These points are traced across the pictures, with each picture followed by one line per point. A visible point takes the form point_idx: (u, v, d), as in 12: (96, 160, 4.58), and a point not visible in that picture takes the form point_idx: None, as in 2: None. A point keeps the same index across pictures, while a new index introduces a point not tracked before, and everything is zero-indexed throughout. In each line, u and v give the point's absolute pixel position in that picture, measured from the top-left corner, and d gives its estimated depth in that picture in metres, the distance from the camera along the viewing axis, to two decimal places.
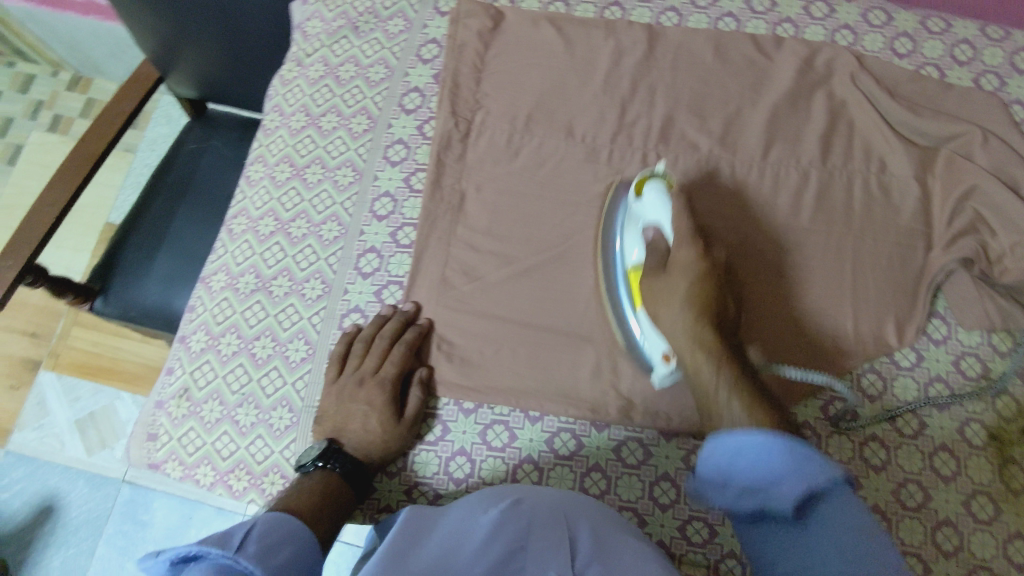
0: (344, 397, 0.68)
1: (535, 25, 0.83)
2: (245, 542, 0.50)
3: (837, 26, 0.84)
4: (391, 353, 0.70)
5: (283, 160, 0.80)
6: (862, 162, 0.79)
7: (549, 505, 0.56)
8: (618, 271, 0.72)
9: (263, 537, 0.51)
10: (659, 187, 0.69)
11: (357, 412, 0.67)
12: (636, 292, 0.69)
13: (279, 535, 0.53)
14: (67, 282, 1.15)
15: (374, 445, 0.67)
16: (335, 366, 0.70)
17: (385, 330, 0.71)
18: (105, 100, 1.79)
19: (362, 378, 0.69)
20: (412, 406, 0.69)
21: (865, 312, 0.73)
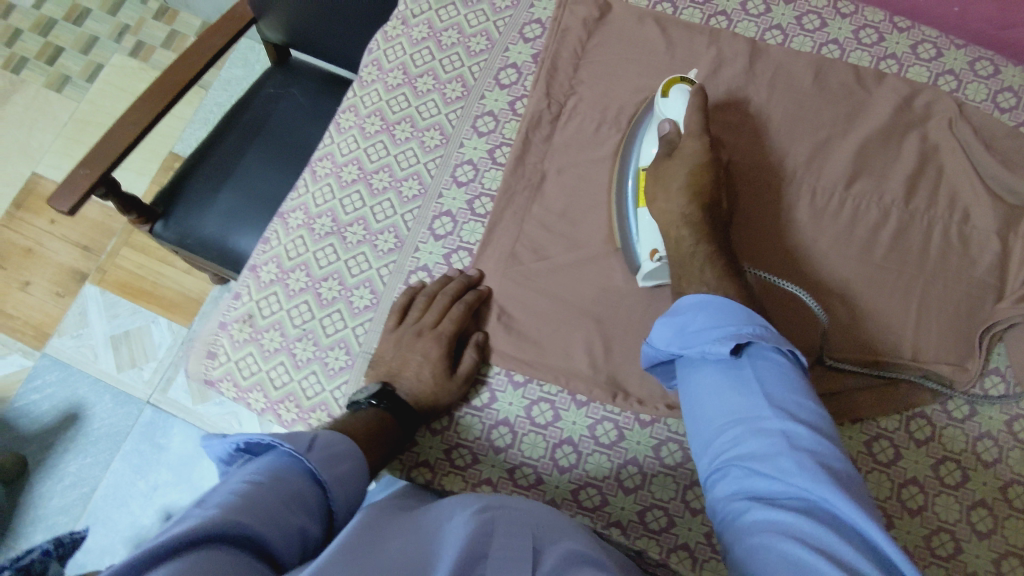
0: (402, 345, 0.70)
1: (641, 22, 0.83)
2: (311, 446, 0.56)
3: (942, 71, 0.83)
4: (451, 311, 0.71)
5: (375, 113, 0.81)
6: (945, 210, 0.78)
7: (521, 521, 0.50)
8: (631, 169, 0.75)
9: (329, 447, 0.57)
10: (684, 91, 0.71)
11: (413, 361, 0.69)
12: (642, 189, 0.72)
13: (344, 449, 0.59)
14: (134, 200, 1.19)
15: (426, 395, 0.69)
16: (395, 316, 0.72)
17: (448, 288, 0.72)
18: (188, 34, 1.82)
19: (421, 330, 0.70)
20: (465, 367, 0.71)
21: (925, 355, 0.74)
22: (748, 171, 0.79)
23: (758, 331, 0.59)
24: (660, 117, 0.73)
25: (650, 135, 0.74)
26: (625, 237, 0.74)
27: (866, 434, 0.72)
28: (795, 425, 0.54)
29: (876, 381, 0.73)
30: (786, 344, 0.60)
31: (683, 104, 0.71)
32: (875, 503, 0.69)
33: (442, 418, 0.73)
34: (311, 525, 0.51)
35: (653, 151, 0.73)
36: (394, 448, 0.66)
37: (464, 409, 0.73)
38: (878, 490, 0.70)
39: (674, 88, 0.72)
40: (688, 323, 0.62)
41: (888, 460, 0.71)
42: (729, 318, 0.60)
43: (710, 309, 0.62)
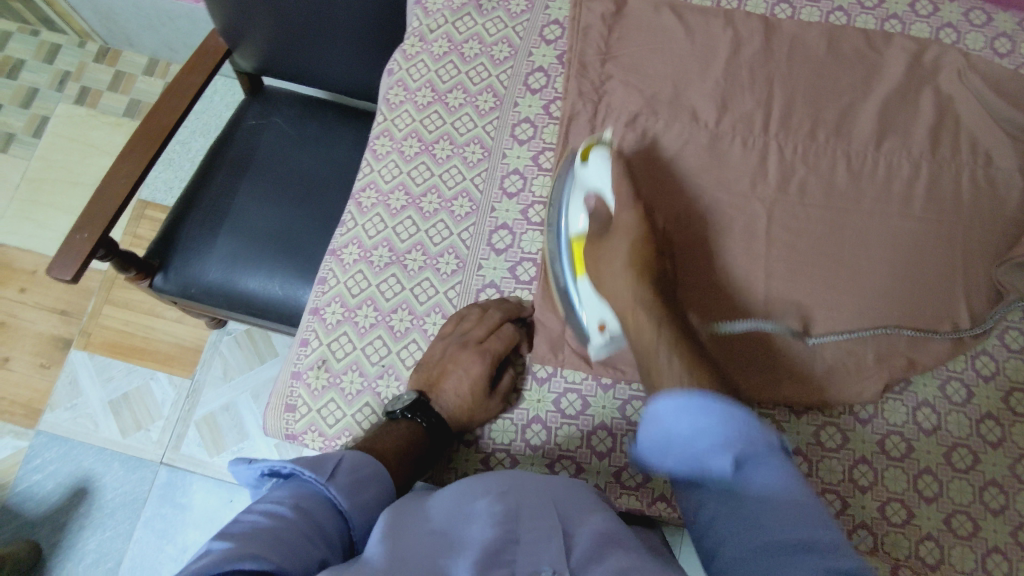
0: (447, 354, 0.69)
1: (657, 11, 0.84)
2: (336, 471, 0.56)
3: (941, 25, 0.88)
4: (500, 328, 0.70)
5: (411, 135, 0.79)
6: (968, 156, 0.81)
7: (538, 492, 0.54)
8: (562, 241, 0.73)
9: (354, 473, 0.56)
10: (603, 154, 0.72)
11: (453, 374, 0.68)
12: (579, 260, 0.71)
13: (369, 472, 0.58)
14: (132, 256, 1.13)
15: (461, 411, 0.68)
16: (451, 324, 0.71)
17: (502, 306, 0.72)
18: (136, 73, 1.74)
19: (466, 341, 0.69)
20: (504, 384, 0.71)
21: (974, 292, 0.77)
22: (786, 144, 0.81)
23: (746, 433, 0.53)
24: (585, 184, 0.72)
25: (574, 204, 0.73)
26: (568, 306, 0.72)
27: (939, 381, 0.76)
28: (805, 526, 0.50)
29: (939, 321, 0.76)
30: (772, 432, 0.55)
31: (607, 168, 0.71)
32: (959, 442, 0.74)
33: (535, 427, 0.71)
34: (332, 557, 0.50)
35: (582, 221, 0.72)
36: (423, 464, 0.65)
37: (532, 412, 0.72)
38: (959, 430, 0.74)
39: (593, 154, 0.72)
40: (672, 427, 0.57)
41: (963, 400, 0.75)
42: (712, 416, 0.54)
43: (689, 414, 0.55)
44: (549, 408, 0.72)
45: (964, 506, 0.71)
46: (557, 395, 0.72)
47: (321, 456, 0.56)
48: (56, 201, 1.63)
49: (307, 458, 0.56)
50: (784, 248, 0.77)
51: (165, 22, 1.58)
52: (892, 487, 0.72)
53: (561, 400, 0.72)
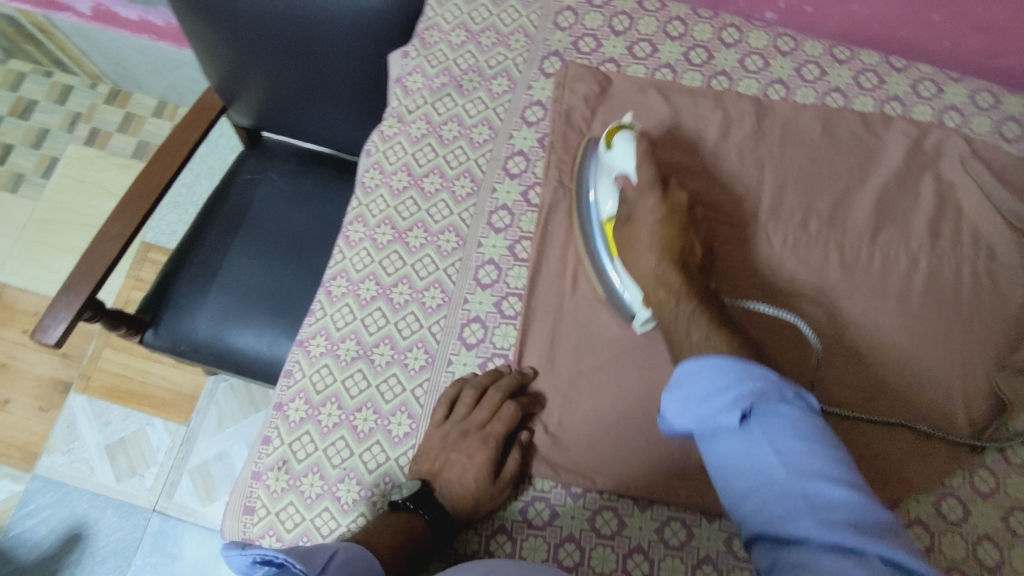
0: (447, 443, 0.67)
1: (642, 92, 0.81)
2: (328, 565, 0.54)
3: (944, 107, 0.84)
4: (501, 409, 0.68)
5: (384, 222, 0.78)
6: (970, 250, 0.77)
7: None
8: (594, 226, 0.74)
9: (345, 567, 0.55)
10: (626, 138, 0.72)
11: (457, 462, 0.66)
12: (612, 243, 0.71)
13: (361, 567, 0.56)
14: (122, 314, 1.12)
15: (466, 500, 0.64)
16: (443, 409, 0.69)
17: (500, 383, 0.69)
18: (144, 115, 1.76)
19: (467, 429, 0.67)
20: (510, 468, 0.67)
21: (973, 391, 0.73)
22: (775, 234, 0.77)
23: (762, 386, 0.51)
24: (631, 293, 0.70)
25: (623, 275, 0.71)
26: (609, 292, 0.72)
27: (934, 496, 0.70)
28: (813, 475, 0.46)
29: (936, 420, 0.72)
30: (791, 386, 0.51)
31: (631, 148, 0.71)
32: (954, 566, 0.67)
33: (499, 538, 0.67)
34: None
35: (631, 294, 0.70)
36: (424, 549, 0.63)
37: (497, 521, 0.68)
38: (954, 553, 0.68)
39: (616, 138, 0.73)
40: (694, 390, 0.54)
41: (959, 518, 0.70)
42: (725, 378, 0.52)
43: (710, 370, 0.53)
44: (515, 517, 0.68)
45: None
46: (525, 503, 0.69)
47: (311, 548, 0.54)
48: (61, 242, 1.65)
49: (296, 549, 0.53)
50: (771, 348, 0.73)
51: (172, 68, 1.60)
52: None
53: (529, 509, 0.69)
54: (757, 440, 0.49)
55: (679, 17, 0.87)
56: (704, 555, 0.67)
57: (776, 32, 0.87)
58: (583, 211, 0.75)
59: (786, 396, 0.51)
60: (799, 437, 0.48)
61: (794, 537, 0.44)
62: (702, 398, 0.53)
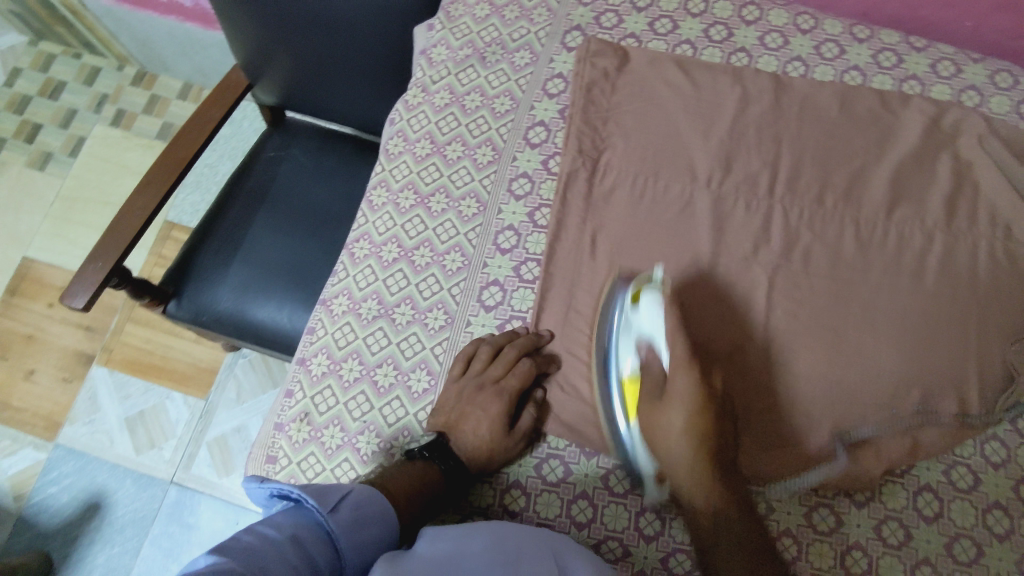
0: (463, 397, 0.69)
1: (663, 67, 0.83)
2: (340, 505, 0.57)
3: (963, 87, 0.84)
4: (516, 365, 0.70)
5: (407, 187, 0.80)
6: (988, 227, 0.78)
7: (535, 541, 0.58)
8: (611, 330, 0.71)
9: (358, 509, 0.57)
10: (654, 302, 0.68)
11: (472, 415, 0.68)
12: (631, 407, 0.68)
13: (375, 510, 0.59)
14: (146, 284, 1.15)
15: (481, 450, 0.67)
16: (459, 365, 0.71)
17: (516, 342, 0.71)
18: (170, 97, 1.80)
19: (483, 383, 0.69)
20: (525, 423, 0.69)
21: (989, 368, 0.72)
22: (791, 208, 0.78)
23: None
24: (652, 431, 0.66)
25: (641, 451, 0.67)
26: (618, 439, 0.69)
27: (943, 465, 0.72)
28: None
29: (951, 396, 0.71)
30: None
31: (659, 316, 0.67)
32: (961, 533, 0.69)
33: (514, 492, 0.69)
34: None
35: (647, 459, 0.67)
36: (438, 497, 0.65)
37: (513, 476, 0.70)
38: (963, 520, 0.70)
39: (643, 297, 0.69)
40: None
41: (968, 486, 0.71)
42: None
43: None
44: (530, 473, 0.70)
45: None
46: (539, 460, 0.71)
47: (327, 488, 0.57)
48: (86, 219, 1.69)
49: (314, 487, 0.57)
50: (786, 316, 0.74)
51: (198, 50, 1.63)
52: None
53: (543, 466, 0.70)
54: None
55: None
56: None
57: (796, 10, 0.88)
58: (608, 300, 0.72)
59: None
60: None
61: None
62: None
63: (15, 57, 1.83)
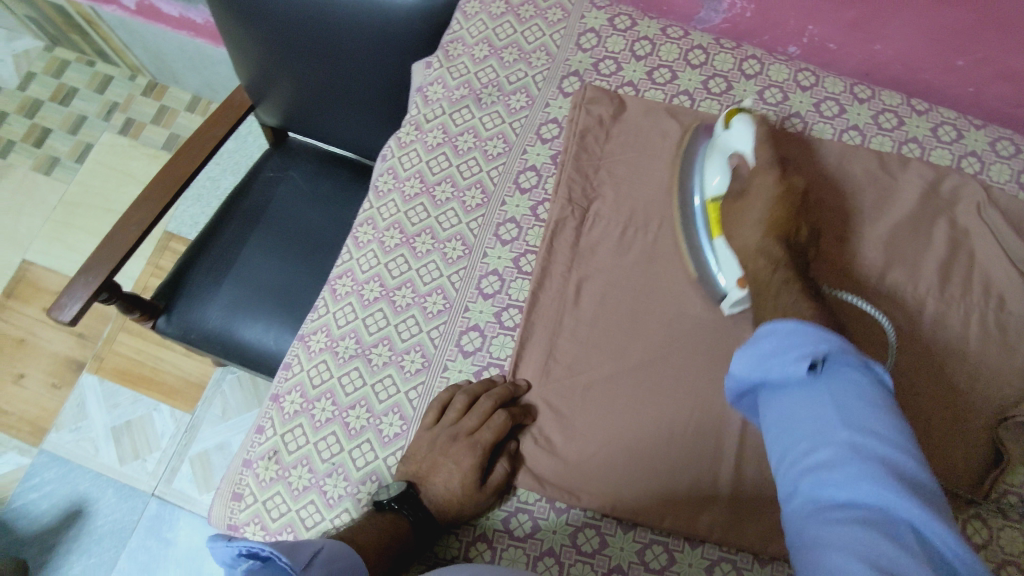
0: (435, 448, 0.67)
1: (658, 117, 0.82)
2: (312, 562, 0.54)
3: (963, 153, 0.83)
4: (492, 417, 0.68)
5: (394, 226, 0.79)
6: (981, 298, 0.76)
7: None
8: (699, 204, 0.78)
9: (328, 565, 0.55)
10: (746, 120, 0.74)
11: (444, 467, 0.66)
12: (715, 222, 0.75)
13: (345, 565, 0.57)
14: (136, 299, 1.15)
15: (450, 504, 0.65)
16: (433, 413, 0.69)
17: (493, 391, 0.69)
18: (179, 109, 1.81)
19: (457, 434, 0.67)
20: (496, 477, 0.67)
21: (975, 444, 0.71)
22: None
23: (836, 345, 0.49)
24: (727, 148, 0.75)
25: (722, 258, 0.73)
26: (705, 272, 0.75)
27: None
28: (870, 432, 0.45)
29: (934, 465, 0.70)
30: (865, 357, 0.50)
31: (748, 132, 0.73)
32: None
33: (479, 545, 0.68)
34: None
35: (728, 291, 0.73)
36: (408, 550, 0.64)
37: (479, 528, 0.68)
38: None
39: (735, 120, 0.75)
40: (764, 345, 0.52)
41: None
42: (804, 335, 0.51)
43: (782, 333, 0.52)
44: (496, 527, 0.68)
45: None
46: (508, 513, 0.69)
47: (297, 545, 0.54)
48: (87, 225, 1.69)
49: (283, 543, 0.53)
50: None
51: (208, 65, 1.65)
52: None
53: (511, 519, 0.69)
54: (823, 398, 0.48)
55: (701, 45, 0.88)
56: None
57: (796, 66, 0.87)
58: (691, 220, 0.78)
59: (859, 365, 0.49)
60: (861, 390, 0.47)
61: (835, 492, 0.43)
62: (768, 361, 0.51)
63: (29, 62, 1.85)
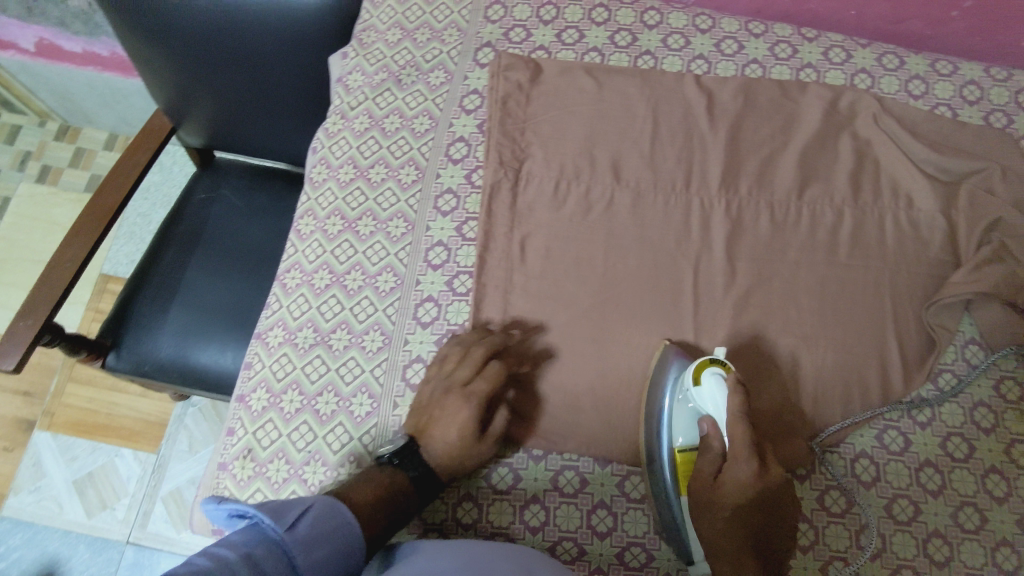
0: (435, 400, 0.69)
1: (572, 76, 0.86)
2: (298, 519, 0.56)
3: (855, 71, 0.89)
4: (485, 365, 0.69)
5: (334, 213, 0.80)
6: (890, 200, 0.82)
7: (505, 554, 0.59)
8: (659, 452, 0.68)
9: (317, 522, 0.57)
10: (718, 378, 0.66)
11: (444, 417, 0.68)
12: (682, 480, 0.67)
13: (338, 522, 0.58)
14: (81, 338, 1.11)
15: (453, 453, 0.67)
16: (433, 369, 0.71)
17: (484, 341, 0.71)
18: (97, 149, 1.76)
19: (451, 384, 0.69)
20: (498, 424, 0.69)
21: (906, 330, 0.77)
22: (707, 199, 0.81)
23: None
24: (694, 405, 0.68)
25: (679, 422, 0.68)
26: (658, 489, 0.68)
27: (875, 430, 0.75)
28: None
29: (871, 352, 0.76)
30: None
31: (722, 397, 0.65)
32: (899, 493, 0.72)
33: (466, 505, 0.70)
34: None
35: (685, 436, 0.68)
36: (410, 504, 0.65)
37: (463, 489, 0.71)
38: (898, 480, 0.72)
39: (707, 376, 0.66)
40: None
41: (901, 448, 0.74)
42: None
43: None
44: (480, 484, 0.71)
45: (908, 560, 0.69)
46: (489, 469, 0.72)
47: (286, 506, 0.57)
48: (16, 280, 1.63)
49: (273, 504, 0.57)
50: (712, 304, 0.77)
51: (120, 99, 1.61)
52: (835, 546, 0.70)
53: (493, 475, 0.71)
54: None
55: (602, 3, 0.91)
56: None
57: (694, 12, 0.92)
58: (652, 435, 0.69)
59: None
60: None
61: None
62: None
63: None
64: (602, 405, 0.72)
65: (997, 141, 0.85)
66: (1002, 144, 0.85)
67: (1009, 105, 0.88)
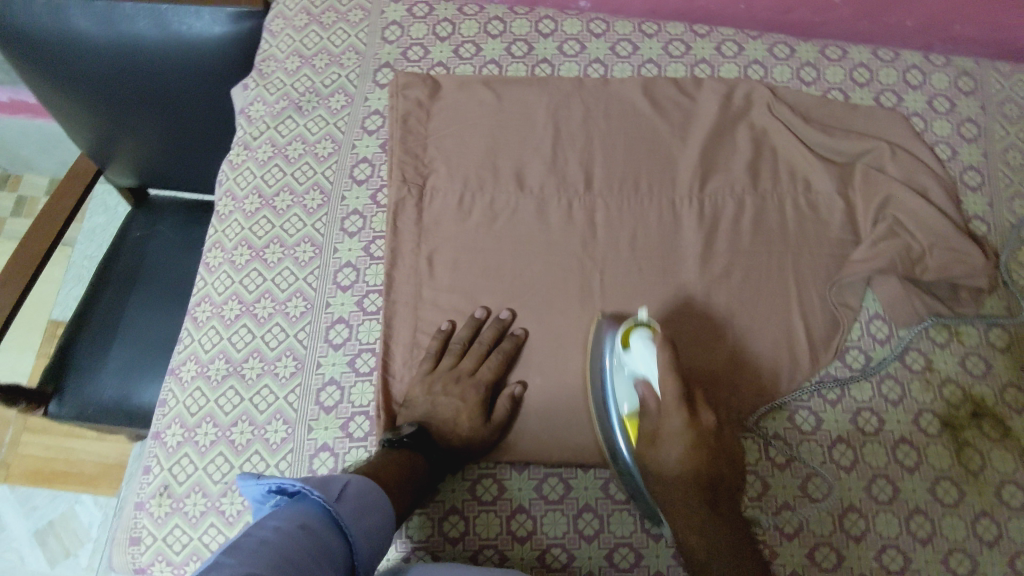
0: (434, 391, 0.72)
1: (472, 88, 0.87)
2: (342, 494, 0.56)
3: (747, 63, 0.92)
4: (487, 358, 0.74)
5: (241, 244, 0.81)
6: (789, 185, 0.84)
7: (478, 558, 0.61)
8: (612, 419, 0.70)
9: (359, 498, 0.57)
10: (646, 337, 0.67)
11: (447, 404, 0.72)
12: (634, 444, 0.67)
13: (372, 499, 0.58)
14: (17, 389, 1.10)
15: (457, 436, 0.70)
16: (430, 361, 0.74)
17: (489, 334, 0.75)
18: (38, 196, 1.74)
19: (457, 374, 0.73)
20: (499, 413, 0.72)
21: (811, 308, 0.79)
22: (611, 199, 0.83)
23: None
24: (629, 371, 0.68)
25: (620, 390, 0.69)
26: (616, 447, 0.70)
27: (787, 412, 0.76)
28: None
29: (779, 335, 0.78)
30: None
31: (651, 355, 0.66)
32: (812, 472, 0.73)
33: None
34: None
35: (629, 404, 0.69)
36: (422, 486, 0.66)
37: None
38: (813, 458, 0.74)
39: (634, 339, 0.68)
40: None
41: (812, 428, 0.75)
42: None
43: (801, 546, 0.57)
44: None
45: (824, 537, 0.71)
46: None
47: (325, 481, 0.56)
48: None
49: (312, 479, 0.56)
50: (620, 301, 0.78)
51: (56, 143, 1.60)
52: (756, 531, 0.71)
53: None
54: None
55: (497, 16, 0.94)
56: (582, 503, 0.72)
57: (588, 18, 0.95)
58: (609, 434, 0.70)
59: None
60: None
61: None
62: None
63: None
64: (518, 410, 0.73)
65: (885, 120, 0.88)
66: (890, 123, 0.88)
67: (897, 84, 0.92)
